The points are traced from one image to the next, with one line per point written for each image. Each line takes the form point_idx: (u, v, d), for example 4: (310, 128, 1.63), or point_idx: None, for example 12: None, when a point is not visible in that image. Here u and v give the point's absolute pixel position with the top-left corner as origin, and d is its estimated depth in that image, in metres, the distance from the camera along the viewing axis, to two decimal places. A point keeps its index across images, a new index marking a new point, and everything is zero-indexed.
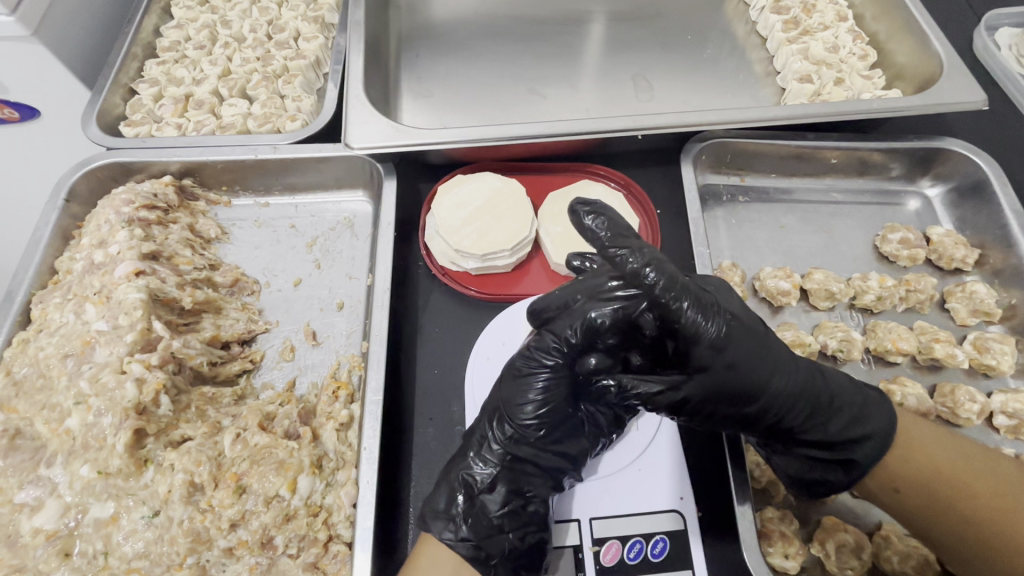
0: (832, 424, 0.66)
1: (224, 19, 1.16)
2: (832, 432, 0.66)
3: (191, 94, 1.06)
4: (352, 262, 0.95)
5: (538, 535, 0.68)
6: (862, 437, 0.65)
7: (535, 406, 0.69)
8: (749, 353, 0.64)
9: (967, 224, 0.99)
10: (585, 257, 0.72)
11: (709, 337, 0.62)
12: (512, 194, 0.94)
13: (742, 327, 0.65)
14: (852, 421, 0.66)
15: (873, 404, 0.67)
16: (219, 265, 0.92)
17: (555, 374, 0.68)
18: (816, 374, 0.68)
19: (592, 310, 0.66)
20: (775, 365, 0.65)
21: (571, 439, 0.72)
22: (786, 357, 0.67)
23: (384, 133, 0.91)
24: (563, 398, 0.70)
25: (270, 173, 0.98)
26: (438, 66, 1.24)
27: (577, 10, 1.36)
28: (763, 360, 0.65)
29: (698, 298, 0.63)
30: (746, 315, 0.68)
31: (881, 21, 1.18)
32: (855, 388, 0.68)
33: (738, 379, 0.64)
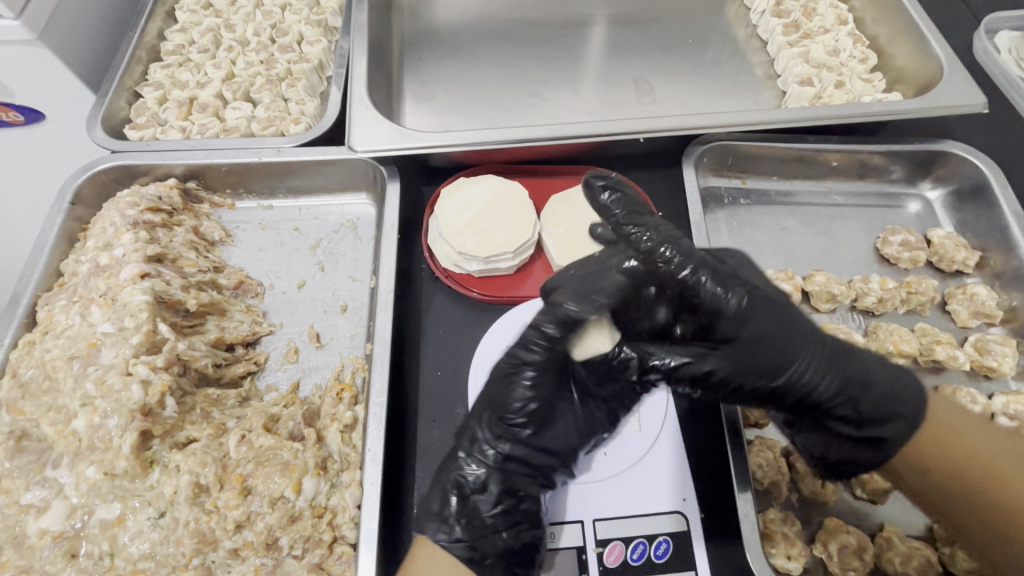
0: (860, 401, 0.66)
1: (228, 23, 1.17)
2: (858, 408, 0.66)
3: (195, 97, 1.07)
4: (356, 264, 0.96)
5: (530, 533, 0.69)
6: (892, 415, 0.65)
7: (523, 404, 0.68)
8: (771, 326, 0.67)
9: (968, 227, 0.99)
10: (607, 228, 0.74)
11: (732, 308, 0.67)
12: (515, 196, 0.94)
13: (764, 300, 0.68)
14: (882, 400, 0.65)
15: (906, 385, 0.66)
16: (223, 267, 0.92)
17: (541, 370, 0.68)
18: (843, 352, 0.68)
19: (570, 301, 0.65)
20: (799, 340, 0.67)
21: (560, 435, 0.72)
22: (810, 332, 0.68)
23: (387, 136, 0.91)
24: (550, 392, 0.70)
25: (274, 176, 0.98)
26: (441, 69, 1.24)
27: (578, 14, 1.36)
28: (784, 334, 0.67)
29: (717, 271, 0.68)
30: (772, 292, 0.70)
31: (881, 24, 1.19)
32: (887, 368, 0.67)
33: (761, 351, 0.67)
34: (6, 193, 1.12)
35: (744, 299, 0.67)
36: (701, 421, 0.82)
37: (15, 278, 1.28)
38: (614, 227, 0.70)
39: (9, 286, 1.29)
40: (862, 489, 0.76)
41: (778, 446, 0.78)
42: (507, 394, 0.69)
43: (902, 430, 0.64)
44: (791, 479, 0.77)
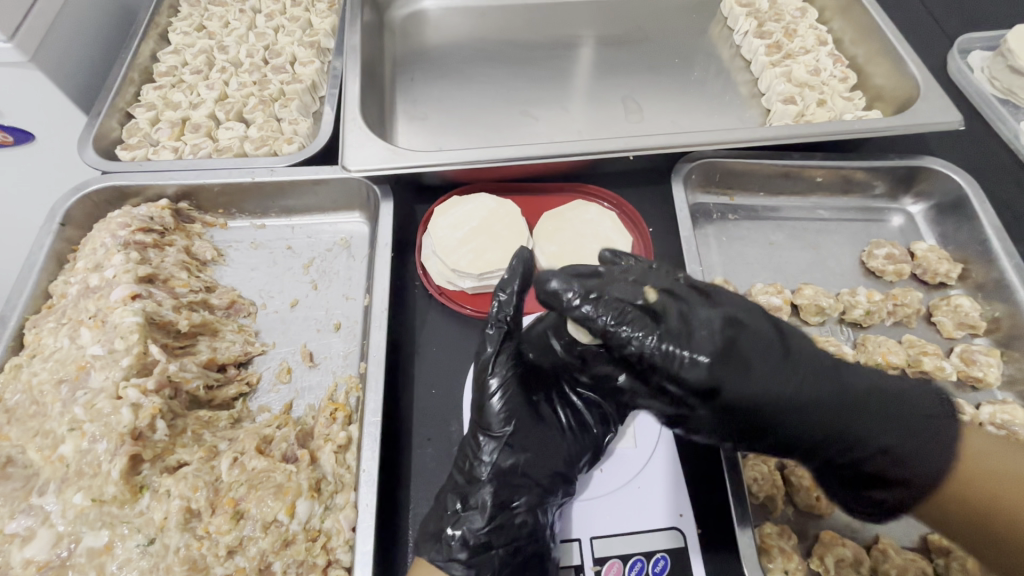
0: (880, 445, 0.61)
1: (221, 44, 1.18)
2: (883, 453, 0.61)
3: (188, 117, 1.07)
4: (349, 282, 0.96)
5: (524, 547, 0.68)
6: (918, 456, 0.60)
7: (497, 406, 0.72)
8: (766, 382, 0.60)
9: (949, 240, 1.02)
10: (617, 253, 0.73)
11: (708, 363, 0.58)
12: (508, 214, 0.95)
13: (751, 347, 0.61)
14: (903, 437, 0.61)
15: (926, 424, 0.61)
16: (215, 287, 0.92)
17: (510, 368, 0.74)
18: (856, 389, 0.62)
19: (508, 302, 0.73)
20: (807, 383, 0.61)
21: (541, 441, 0.73)
22: (818, 373, 0.62)
23: (381, 156, 0.92)
24: (521, 392, 0.74)
25: (267, 196, 0.98)
26: (433, 89, 1.26)
27: (567, 35, 1.40)
28: (785, 376, 0.61)
29: (697, 314, 0.61)
30: (767, 332, 0.63)
31: (859, 45, 1.23)
32: (903, 400, 0.63)
33: (763, 402, 0.60)
34: None
35: (729, 348, 0.60)
36: (697, 435, 0.82)
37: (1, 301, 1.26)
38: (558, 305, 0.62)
39: None
40: None
41: (773, 460, 0.79)
42: (480, 396, 0.73)
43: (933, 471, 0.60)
44: (787, 493, 0.77)
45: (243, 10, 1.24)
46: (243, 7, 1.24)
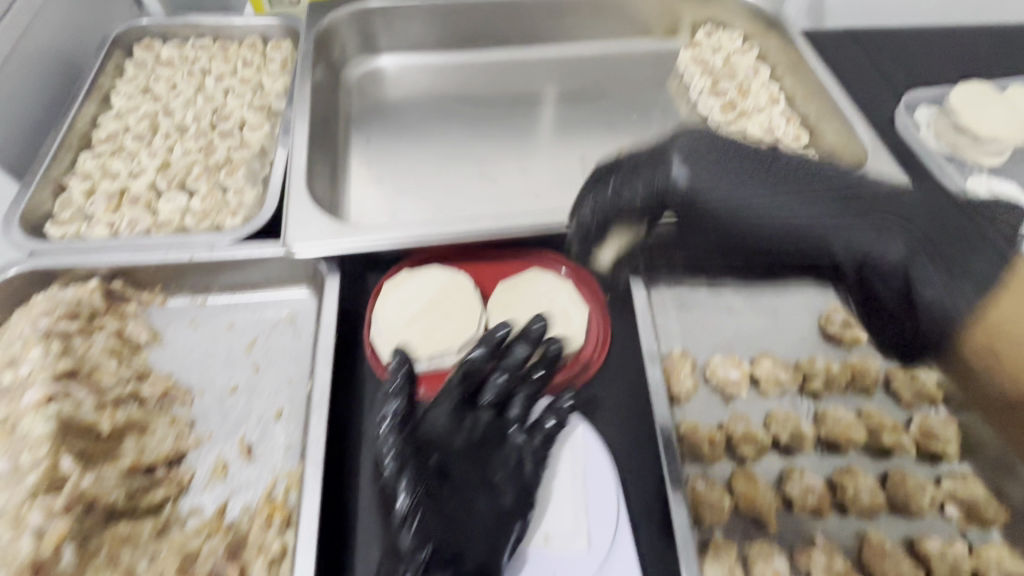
0: (920, 266, 0.70)
1: (167, 108, 1.14)
2: (936, 288, 0.68)
3: (126, 187, 1.02)
4: (294, 363, 0.91)
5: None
6: (955, 286, 0.67)
7: (408, 531, 0.71)
8: (822, 212, 0.75)
9: None
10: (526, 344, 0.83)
11: (706, 184, 0.79)
12: (459, 288, 0.92)
13: (769, 183, 0.78)
14: (949, 272, 0.68)
15: (969, 228, 0.71)
16: (148, 374, 0.86)
17: (414, 478, 0.74)
18: (922, 238, 0.71)
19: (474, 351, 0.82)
20: (829, 212, 0.75)
21: (461, 536, 0.73)
22: (830, 203, 0.76)
23: (324, 234, 0.89)
24: (429, 505, 0.73)
25: (208, 273, 0.94)
26: (387, 148, 1.24)
27: (527, 91, 1.40)
28: (786, 200, 0.77)
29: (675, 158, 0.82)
30: (809, 167, 0.79)
31: (810, 102, 1.26)
32: (927, 206, 0.73)
33: (761, 228, 0.78)
34: None
35: (733, 180, 0.79)
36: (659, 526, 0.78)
37: None
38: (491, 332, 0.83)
39: None
40: None
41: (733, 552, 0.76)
42: (391, 520, 0.73)
43: (973, 304, 0.65)
44: None
45: (191, 71, 1.21)
46: (192, 68, 1.21)
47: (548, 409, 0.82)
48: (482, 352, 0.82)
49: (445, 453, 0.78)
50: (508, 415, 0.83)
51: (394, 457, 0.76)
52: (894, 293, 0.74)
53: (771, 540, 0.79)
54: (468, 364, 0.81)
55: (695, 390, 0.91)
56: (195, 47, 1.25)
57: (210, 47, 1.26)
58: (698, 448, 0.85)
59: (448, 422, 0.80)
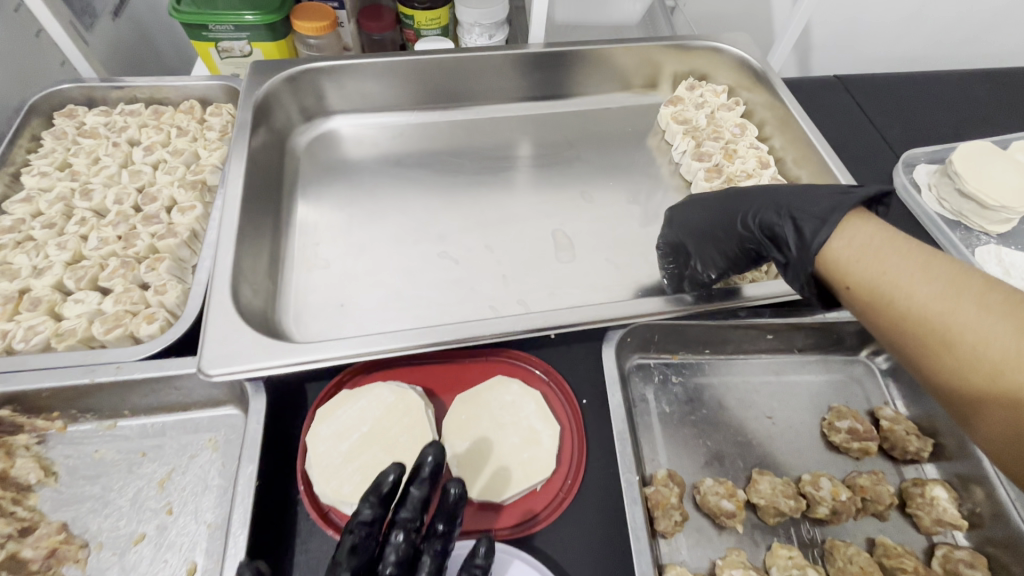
0: (789, 222, 0.74)
1: (85, 188, 1.01)
2: (799, 221, 0.73)
3: (28, 288, 0.89)
4: (212, 504, 0.77)
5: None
6: (826, 220, 0.70)
7: None
8: (805, 206, 0.74)
9: (915, 401, 0.92)
10: (421, 483, 0.64)
11: (692, 208, 0.90)
12: (409, 408, 0.79)
13: (718, 200, 0.87)
14: (826, 212, 0.71)
15: (841, 198, 0.72)
16: (34, 527, 0.73)
17: None
18: (794, 204, 0.75)
19: (364, 505, 0.62)
20: (757, 208, 0.79)
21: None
22: (752, 201, 0.81)
23: (249, 353, 0.76)
24: None
25: (115, 395, 0.80)
26: (341, 223, 1.11)
27: (496, 152, 1.28)
28: (721, 204, 0.86)
29: (682, 203, 0.93)
30: (746, 191, 0.83)
31: (802, 165, 1.17)
32: (823, 197, 0.73)
33: (712, 230, 0.86)
34: None
35: (702, 204, 0.89)
36: None
37: None
38: (375, 488, 0.63)
39: None
40: None
41: None
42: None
43: (830, 229, 0.69)
44: None
45: (117, 143, 1.08)
46: (118, 139, 1.09)
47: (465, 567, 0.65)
48: (372, 511, 0.62)
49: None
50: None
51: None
52: (798, 265, 0.74)
53: None
54: (355, 527, 0.61)
55: (685, 523, 0.78)
56: (124, 113, 1.13)
57: (142, 113, 1.14)
58: None
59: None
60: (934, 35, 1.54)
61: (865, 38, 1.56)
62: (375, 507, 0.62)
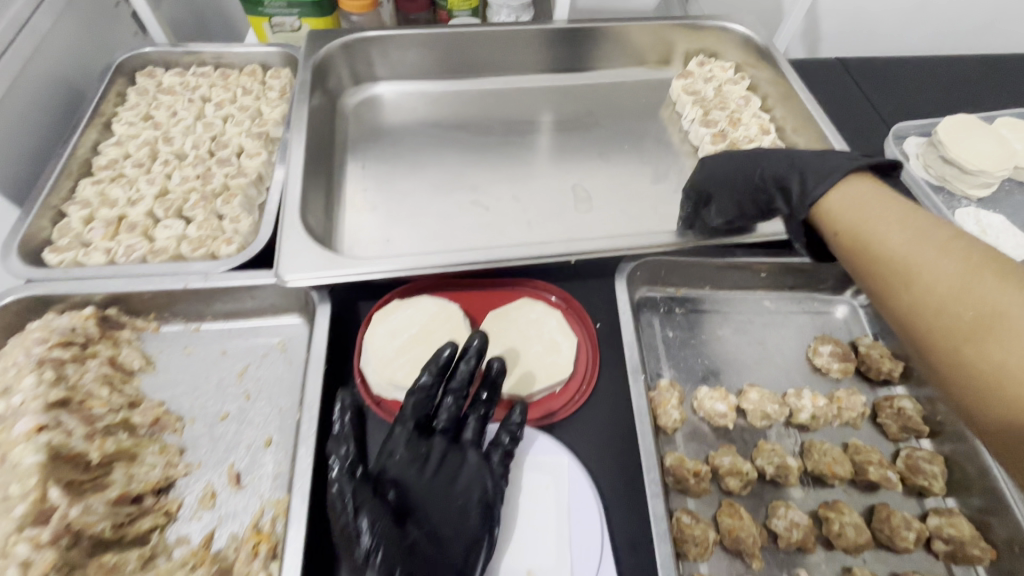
0: (805, 177, 0.85)
1: (167, 135, 1.17)
2: (814, 175, 0.83)
3: (124, 215, 1.04)
4: (284, 391, 0.92)
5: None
6: (838, 177, 0.81)
7: (372, 560, 0.66)
8: (816, 166, 0.84)
9: (890, 334, 1.04)
10: (469, 359, 0.81)
11: (715, 161, 0.97)
12: (450, 317, 0.93)
13: (740, 157, 0.95)
14: (837, 171, 0.82)
15: (848, 164, 0.83)
16: (139, 401, 0.88)
17: (375, 513, 0.68)
18: (810, 163, 0.86)
19: (423, 374, 0.78)
20: (776, 165, 0.89)
21: (428, 567, 0.68)
22: (772, 158, 0.91)
23: (319, 264, 0.90)
24: (397, 541, 0.68)
25: (202, 300, 0.95)
26: (386, 177, 1.25)
27: (521, 119, 1.42)
28: (744, 160, 0.94)
29: (708, 157, 0.99)
30: (765, 151, 0.93)
31: (800, 133, 1.29)
32: (832, 161, 0.84)
33: (732, 182, 0.94)
34: None
35: (724, 160, 0.96)
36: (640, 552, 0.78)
37: None
38: (433, 361, 0.79)
39: None
40: None
41: None
42: (353, 559, 0.67)
43: (832, 186, 0.81)
44: None
45: (191, 99, 1.23)
46: (192, 96, 1.24)
47: (502, 427, 0.81)
48: (429, 379, 0.78)
49: (405, 486, 0.74)
50: (463, 439, 0.79)
51: (346, 492, 0.71)
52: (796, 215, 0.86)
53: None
54: (416, 390, 0.78)
55: (683, 421, 0.90)
56: (196, 75, 1.28)
57: (211, 75, 1.29)
58: (685, 482, 0.84)
59: (405, 452, 0.75)
60: (932, 22, 1.65)
61: (866, 25, 1.67)
62: (432, 376, 0.79)
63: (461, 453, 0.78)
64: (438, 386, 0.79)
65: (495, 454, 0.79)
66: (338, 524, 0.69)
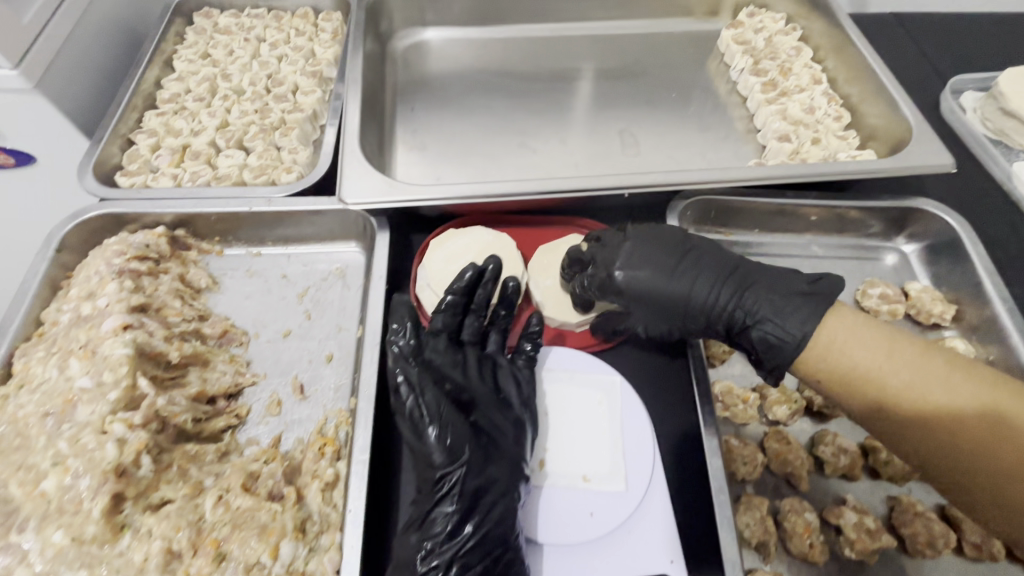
0: (752, 294, 0.76)
1: (225, 72, 1.20)
2: (766, 320, 0.74)
3: (188, 144, 1.08)
4: (343, 313, 0.96)
5: (504, 560, 0.68)
6: (787, 314, 0.73)
7: (439, 444, 0.72)
8: (786, 305, 0.74)
9: (942, 280, 1.03)
10: (489, 283, 0.83)
11: (639, 282, 0.80)
12: (504, 248, 0.95)
13: (668, 259, 0.81)
14: (799, 293, 0.74)
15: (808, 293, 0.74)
16: (208, 316, 0.92)
17: (441, 403, 0.74)
18: (757, 279, 0.78)
19: (447, 294, 0.81)
20: (713, 289, 0.78)
21: (494, 445, 0.73)
22: (717, 269, 0.79)
23: (378, 188, 0.93)
24: (461, 425, 0.73)
25: (264, 225, 0.99)
26: (433, 119, 1.26)
27: (565, 67, 1.41)
28: (681, 276, 0.79)
29: (627, 252, 0.81)
30: (700, 247, 0.82)
31: (853, 83, 1.25)
32: (795, 294, 0.75)
33: (668, 303, 0.79)
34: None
35: (655, 270, 0.80)
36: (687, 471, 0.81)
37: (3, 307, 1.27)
38: (453, 286, 0.81)
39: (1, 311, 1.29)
40: (852, 548, 0.76)
41: (766, 503, 0.78)
42: (421, 443, 0.73)
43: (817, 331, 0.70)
44: (780, 538, 0.77)
45: (247, 38, 1.26)
46: (248, 36, 1.26)
47: (523, 337, 0.85)
48: (455, 297, 0.81)
49: (456, 385, 0.76)
50: (488, 350, 0.84)
51: (409, 378, 0.76)
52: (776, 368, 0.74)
53: (802, 498, 0.82)
54: (443, 309, 0.81)
55: (732, 352, 0.92)
56: (251, 17, 1.31)
57: (265, 16, 1.31)
58: (733, 408, 0.86)
59: (444, 357, 0.78)
60: None
61: None
62: (454, 297, 0.81)
63: (492, 361, 0.82)
64: (462, 306, 0.82)
65: (520, 359, 0.84)
66: (403, 408, 0.75)
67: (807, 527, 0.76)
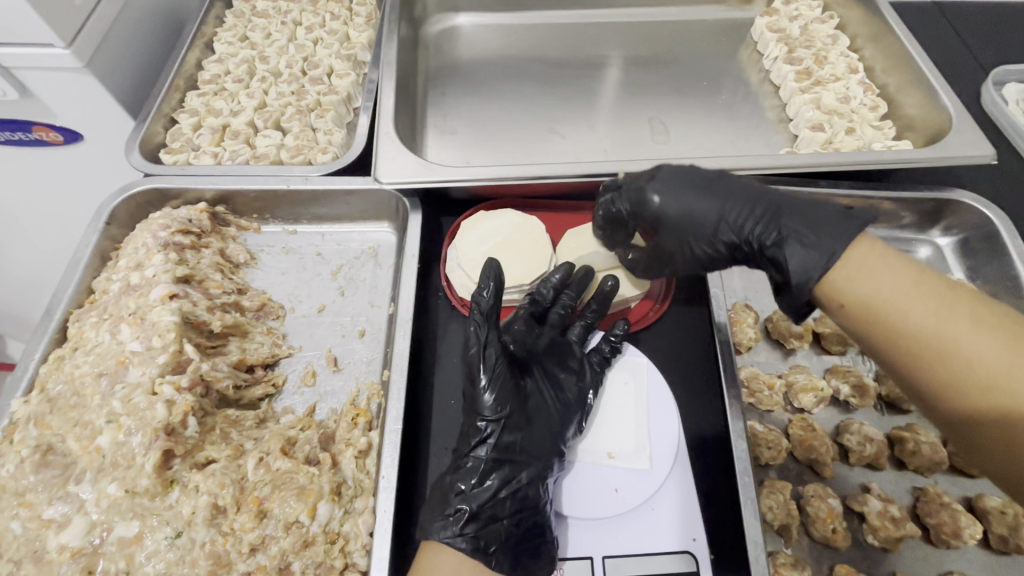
0: (783, 214, 0.71)
1: (263, 55, 1.23)
2: (790, 237, 0.68)
3: (228, 124, 1.12)
4: (375, 290, 0.99)
5: (524, 520, 0.71)
6: (816, 232, 0.67)
7: (489, 398, 0.74)
8: (810, 224, 0.68)
9: (978, 275, 1.01)
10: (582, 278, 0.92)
11: (666, 200, 0.78)
12: (532, 230, 0.96)
13: (700, 181, 0.79)
14: (835, 214, 0.68)
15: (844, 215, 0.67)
16: (246, 290, 0.95)
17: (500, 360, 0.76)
18: (791, 202, 0.72)
19: (551, 274, 0.91)
20: (741, 211, 0.75)
21: (541, 414, 0.78)
22: (749, 192, 0.76)
23: (413, 169, 0.94)
24: (513, 387, 0.76)
25: (300, 203, 1.02)
26: (463, 104, 1.27)
27: (595, 55, 1.40)
28: (710, 195, 0.77)
29: (658, 175, 0.81)
30: (736, 176, 0.79)
31: (891, 73, 1.22)
32: (827, 215, 0.68)
33: (694, 221, 0.77)
34: (52, 202, 1.20)
35: (683, 186, 0.78)
36: (711, 454, 0.82)
37: (57, 270, 1.36)
38: (561, 270, 0.91)
39: (53, 277, 1.37)
40: (875, 536, 0.76)
41: (788, 488, 0.79)
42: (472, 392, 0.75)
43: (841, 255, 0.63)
44: (802, 524, 0.77)
45: (284, 21, 1.28)
46: (285, 19, 1.29)
47: (603, 337, 0.88)
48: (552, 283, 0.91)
49: (523, 350, 0.84)
50: (568, 337, 0.89)
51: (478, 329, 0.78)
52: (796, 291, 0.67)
53: (826, 485, 0.82)
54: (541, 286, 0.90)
55: (759, 340, 0.91)
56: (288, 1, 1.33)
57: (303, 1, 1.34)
58: (759, 395, 0.87)
59: (524, 326, 0.86)
60: None
61: None
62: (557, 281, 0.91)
63: (566, 347, 0.88)
64: (557, 290, 0.91)
65: (594, 355, 0.87)
66: (467, 358, 0.77)
67: (830, 512, 0.76)
